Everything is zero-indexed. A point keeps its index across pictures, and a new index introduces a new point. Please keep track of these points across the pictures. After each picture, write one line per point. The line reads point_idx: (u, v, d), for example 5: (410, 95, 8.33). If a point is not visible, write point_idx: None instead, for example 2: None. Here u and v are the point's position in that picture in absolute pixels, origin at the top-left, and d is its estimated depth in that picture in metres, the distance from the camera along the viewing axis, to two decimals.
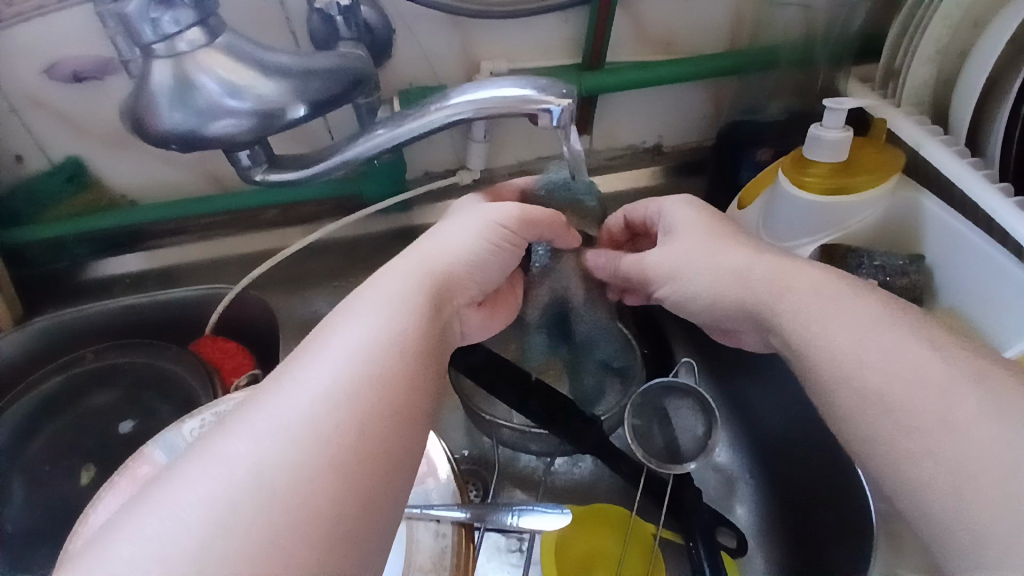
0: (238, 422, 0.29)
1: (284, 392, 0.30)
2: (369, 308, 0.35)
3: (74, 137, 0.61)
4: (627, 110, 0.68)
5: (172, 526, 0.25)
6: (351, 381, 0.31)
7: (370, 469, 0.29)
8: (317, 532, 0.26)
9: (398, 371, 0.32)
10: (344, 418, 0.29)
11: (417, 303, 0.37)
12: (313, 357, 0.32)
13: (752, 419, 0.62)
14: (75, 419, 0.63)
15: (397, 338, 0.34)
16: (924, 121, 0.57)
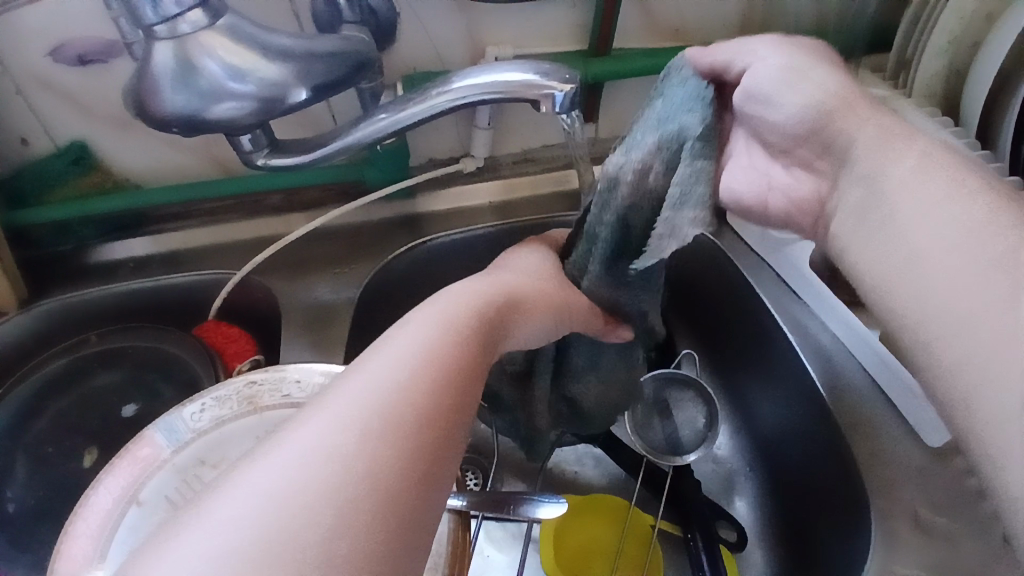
0: (305, 415, 0.30)
1: (347, 388, 0.31)
2: (425, 321, 0.37)
3: (80, 119, 0.61)
4: (634, 98, 0.67)
5: (242, 507, 0.26)
6: (411, 381, 0.32)
7: (426, 461, 0.29)
8: (379, 520, 0.27)
9: (451, 372, 0.33)
10: (405, 412, 0.30)
11: (472, 316, 0.38)
12: (373, 359, 0.33)
13: (752, 412, 0.62)
14: (80, 400, 0.63)
15: (451, 343, 0.35)
16: (935, 113, 0.56)
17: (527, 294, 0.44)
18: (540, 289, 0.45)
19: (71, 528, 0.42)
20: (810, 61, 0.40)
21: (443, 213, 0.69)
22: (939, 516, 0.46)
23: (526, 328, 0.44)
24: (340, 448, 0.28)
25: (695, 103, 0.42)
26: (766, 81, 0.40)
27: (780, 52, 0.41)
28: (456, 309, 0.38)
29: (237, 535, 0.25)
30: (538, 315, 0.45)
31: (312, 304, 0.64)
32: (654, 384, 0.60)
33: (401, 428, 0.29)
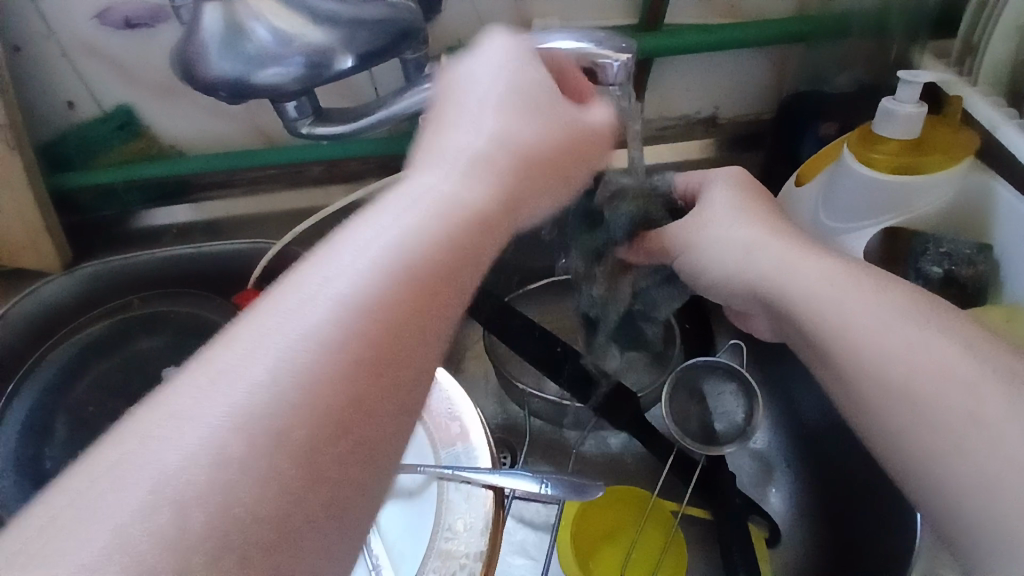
0: (239, 330, 0.26)
1: (289, 304, 0.26)
2: (369, 230, 0.29)
3: (126, 84, 0.61)
4: (683, 77, 0.65)
5: (162, 451, 0.23)
6: (366, 305, 0.26)
7: (336, 453, 0.25)
8: (284, 504, 0.23)
9: (390, 320, 0.27)
10: (353, 347, 0.26)
11: (446, 221, 0.30)
12: (327, 263, 0.27)
13: (794, 404, 0.59)
14: (118, 363, 0.64)
15: (398, 275, 0.27)
16: (1000, 103, 0.53)
17: (513, 165, 0.34)
18: (528, 151, 0.35)
19: None
20: (705, 241, 0.43)
21: None
22: None
23: (519, 205, 0.35)
24: (275, 391, 0.24)
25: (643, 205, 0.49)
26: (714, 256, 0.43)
27: (701, 206, 0.45)
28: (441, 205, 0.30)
29: (118, 513, 0.21)
30: (530, 190, 0.35)
31: None
32: (691, 371, 0.57)
33: (343, 369, 0.25)
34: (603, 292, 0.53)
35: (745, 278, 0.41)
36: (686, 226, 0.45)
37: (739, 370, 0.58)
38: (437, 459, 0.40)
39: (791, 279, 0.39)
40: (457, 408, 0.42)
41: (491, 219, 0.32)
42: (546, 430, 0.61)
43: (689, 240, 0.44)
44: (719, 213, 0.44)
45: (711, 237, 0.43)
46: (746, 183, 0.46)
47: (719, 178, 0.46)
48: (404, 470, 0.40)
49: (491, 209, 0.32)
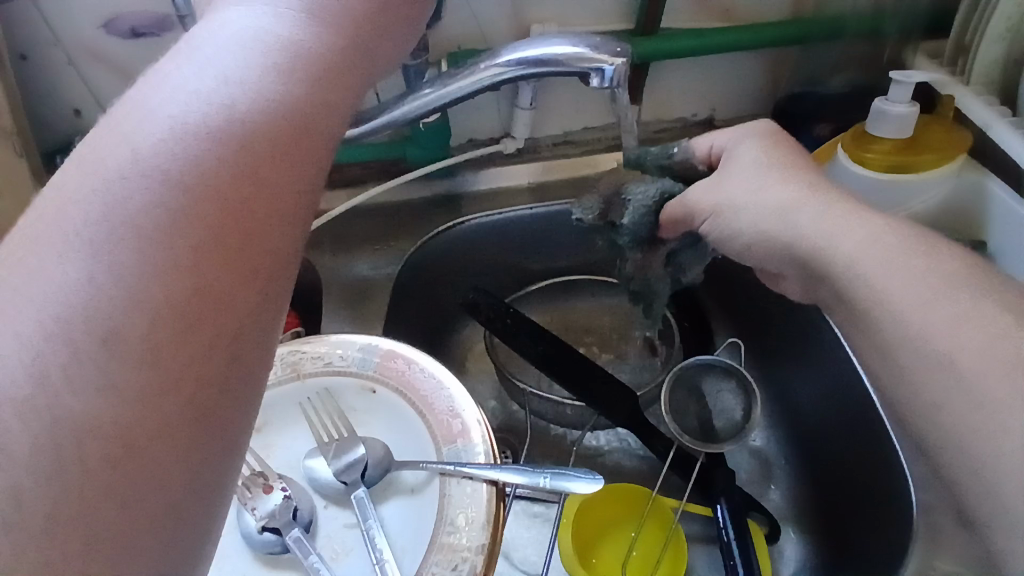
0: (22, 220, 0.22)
1: (78, 184, 0.23)
2: (170, 92, 0.24)
3: (132, 92, 0.63)
4: (679, 80, 0.66)
5: None
6: (173, 175, 0.23)
7: (181, 346, 0.22)
8: (127, 415, 0.20)
9: (219, 184, 0.23)
10: (161, 225, 0.22)
11: (263, 68, 0.26)
12: (118, 130, 0.24)
13: (794, 402, 0.60)
14: None
15: (216, 135, 0.24)
16: (993, 100, 0.53)
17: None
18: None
19: None
20: (739, 203, 0.43)
21: (482, 193, 0.68)
22: None
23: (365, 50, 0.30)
24: (81, 297, 0.21)
25: (666, 187, 0.48)
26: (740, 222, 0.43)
27: (733, 165, 0.45)
28: (250, 49, 0.26)
29: None
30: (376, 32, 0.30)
31: (351, 279, 0.65)
32: (691, 370, 0.58)
33: (150, 248, 0.22)
34: (633, 271, 0.53)
35: (775, 232, 0.41)
36: (717, 186, 0.44)
37: (739, 369, 0.59)
38: (439, 456, 0.41)
39: (829, 240, 0.39)
40: (457, 405, 0.43)
41: (330, 62, 0.28)
42: (546, 429, 0.61)
43: (722, 201, 0.44)
44: (746, 174, 0.44)
45: (746, 199, 0.43)
46: (774, 135, 0.46)
47: (749, 134, 0.46)
48: (407, 465, 0.41)
49: (323, 52, 0.27)
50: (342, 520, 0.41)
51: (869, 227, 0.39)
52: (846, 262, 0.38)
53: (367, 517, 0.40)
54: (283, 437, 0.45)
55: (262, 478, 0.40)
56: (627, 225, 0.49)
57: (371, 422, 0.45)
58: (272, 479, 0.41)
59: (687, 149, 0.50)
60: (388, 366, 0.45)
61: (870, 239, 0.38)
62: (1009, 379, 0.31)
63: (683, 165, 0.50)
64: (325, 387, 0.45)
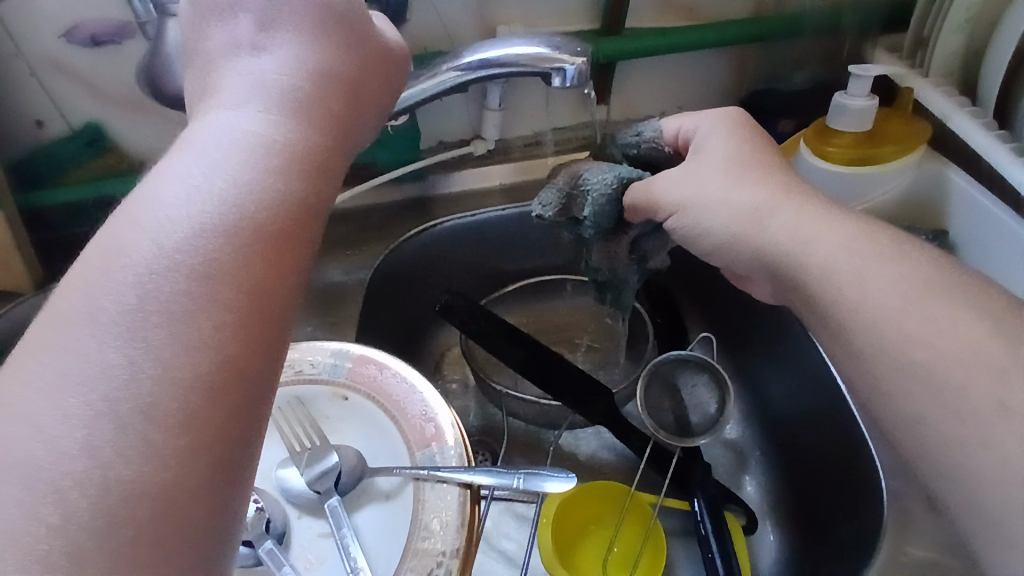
0: (53, 313, 0.24)
1: (103, 279, 0.24)
2: (175, 188, 0.26)
3: (95, 101, 0.62)
4: (646, 79, 0.66)
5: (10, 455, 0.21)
6: (194, 265, 0.24)
7: (205, 425, 0.23)
8: (156, 488, 0.22)
9: (229, 267, 0.25)
10: (186, 314, 0.24)
11: (264, 157, 0.27)
12: (133, 226, 0.25)
13: (765, 394, 0.60)
14: None
15: (223, 224, 0.25)
16: (951, 92, 0.54)
17: (317, 80, 0.30)
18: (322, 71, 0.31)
19: None
20: (703, 196, 0.43)
21: (455, 196, 0.68)
22: None
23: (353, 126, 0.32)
24: (114, 380, 0.22)
25: (624, 173, 0.48)
26: (705, 220, 0.43)
27: (701, 158, 0.45)
28: (251, 145, 0.27)
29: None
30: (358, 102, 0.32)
31: (324, 286, 0.63)
32: (665, 366, 0.58)
33: (179, 340, 0.23)
34: (603, 262, 0.51)
35: (741, 228, 0.42)
36: (684, 181, 0.45)
37: (713, 363, 0.59)
38: (413, 461, 0.41)
39: (800, 240, 0.39)
40: (431, 409, 0.42)
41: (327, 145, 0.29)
42: (524, 430, 0.61)
43: (688, 196, 0.44)
44: (710, 175, 0.44)
45: (714, 196, 0.43)
46: (742, 128, 0.47)
47: (715, 125, 0.47)
48: (381, 471, 0.41)
49: (318, 134, 0.29)
50: (317, 529, 0.40)
51: (841, 223, 0.40)
52: (808, 260, 0.39)
53: (341, 525, 0.39)
54: None
55: None
56: (588, 217, 0.48)
57: (344, 430, 0.44)
58: None
59: (654, 132, 0.51)
60: (359, 372, 0.45)
61: (841, 240, 0.38)
62: (968, 365, 0.32)
63: (650, 147, 0.51)
64: (295, 395, 0.45)
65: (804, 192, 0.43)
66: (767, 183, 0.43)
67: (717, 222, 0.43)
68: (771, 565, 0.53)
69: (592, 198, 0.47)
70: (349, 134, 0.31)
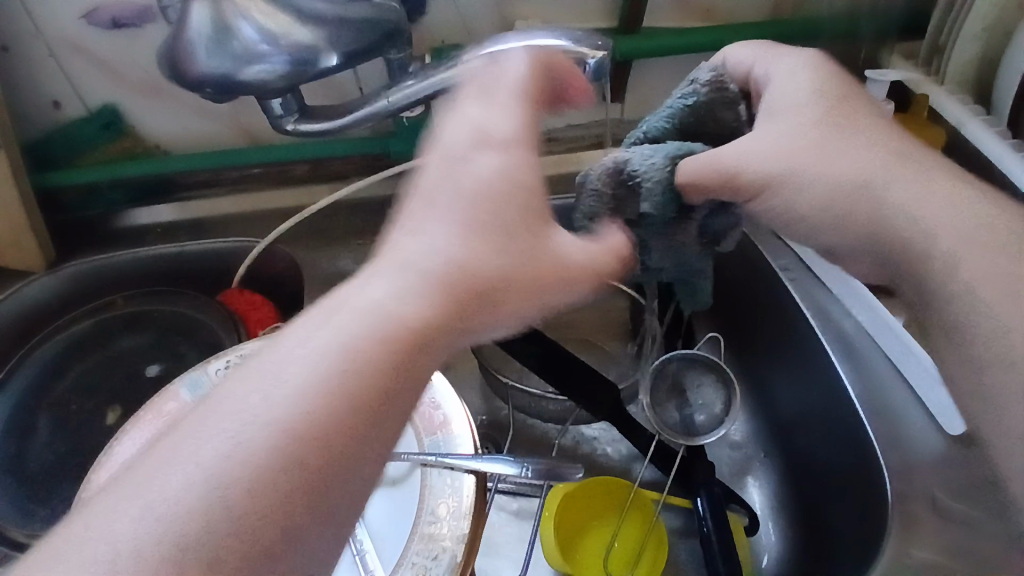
0: (229, 386, 0.28)
1: (282, 362, 0.28)
2: (352, 298, 0.30)
3: (114, 84, 0.62)
4: (660, 79, 0.67)
5: (177, 475, 0.26)
6: (349, 367, 0.28)
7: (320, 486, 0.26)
8: (265, 525, 0.25)
9: (371, 380, 0.28)
10: (330, 407, 0.27)
11: (425, 275, 0.30)
12: (316, 323, 0.29)
13: (772, 396, 0.60)
14: (102, 360, 0.65)
15: (378, 339, 0.29)
16: (966, 100, 0.55)
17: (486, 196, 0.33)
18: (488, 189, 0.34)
19: (95, 477, 0.43)
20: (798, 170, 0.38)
21: None
22: (961, 502, 0.44)
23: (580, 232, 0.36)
24: (263, 440, 0.26)
25: (673, 151, 0.43)
26: (800, 193, 0.38)
27: (773, 118, 0.40)
28: (417, 266, 0.30)
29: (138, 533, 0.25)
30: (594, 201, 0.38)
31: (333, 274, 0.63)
32: (672, 365, 0.59)
33: (294, 444, 0.26)
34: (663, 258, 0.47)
35: (845, 206, 0.38)
36: (773, 142, 0.39)
37: (720, 363, 0.59)
38: (421, 447, 0.41)
39: (920, 227, 0.36)
40: (440, 396, 0.42)
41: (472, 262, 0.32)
42: (529, 424, 0.61)
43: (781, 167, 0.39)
44: (811, 140, 0.39)
45: (813, 169, 0.38)
46: (820, 74, 0.41)
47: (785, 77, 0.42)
48: (391, 458, 0.40)
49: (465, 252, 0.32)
50: None
51: (927, 203, 0.37)
52: None
53: None
54: None
55: None
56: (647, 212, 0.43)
57: None
58: None
59: (709, 73, 0.44)
60: None
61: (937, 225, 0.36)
62: None
63: (709, 100, 0.44)
64: None
65: (915, 162, 0.38)
66: (866, 152, 0.38)
67: (814, 196, 0.38)
68: (771, 567, 0.54)
69: (652, 192, 0.42)
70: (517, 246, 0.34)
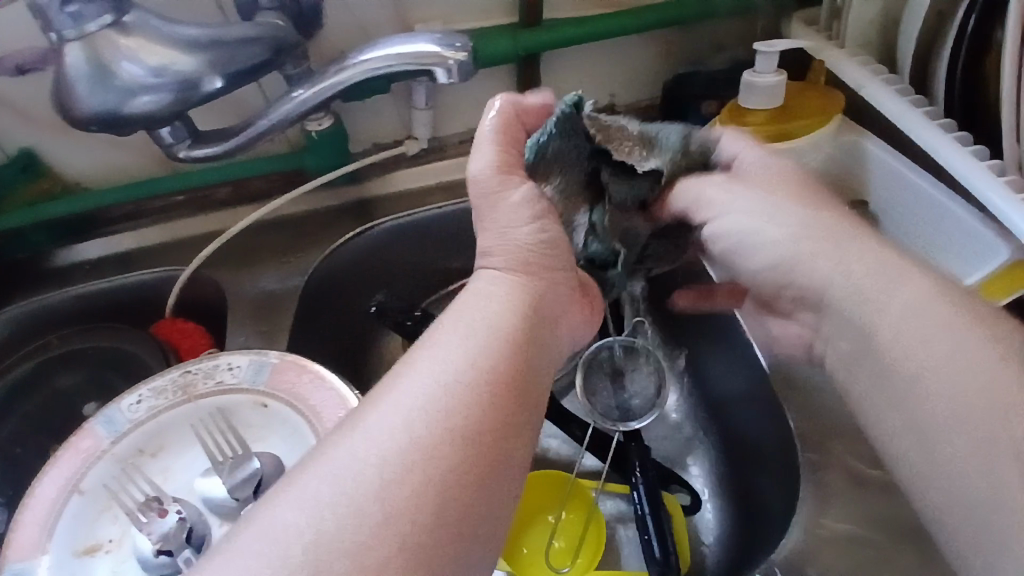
0: (362, 416, 0.33)
1: (406, 389, 0.33)
2: (455, 335, 0.36)
3: (27, 127, 0.62)
4: (573, 68, 0.67)
5: (322, 485, 0.30)
6: (464, 385, 0.34)
7: (468, 491, 0.31)
8: (422, 525, 0.29)
9: (484, 393, 0.34)
10: (458, 421, 0.32)
11: (506, 320, 0.37)
12: (423, 355, 0.35)
13: (709, 379, 0.60)
14: (41, 403, 0.63)
15: (483, 360, 0.35)
16: (868, 61, 0.54)
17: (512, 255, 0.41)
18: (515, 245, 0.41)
19: (17, 518, 0.40)
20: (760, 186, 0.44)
21: (391, 196, 0.68)
22: (873, 469, 0.47)
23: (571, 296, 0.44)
24: (404, 452, 0.31)
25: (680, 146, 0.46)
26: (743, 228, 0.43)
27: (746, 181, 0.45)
28: (491, 309, 0.38)
29: (303, 536, 0.28)
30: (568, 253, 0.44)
31: (257, 294, 0.62)
32: (605, 352, 0.59)
33: (434, 453, 0.31)
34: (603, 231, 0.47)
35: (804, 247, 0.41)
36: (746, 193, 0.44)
37: (649, 347, 0.60)
38: None
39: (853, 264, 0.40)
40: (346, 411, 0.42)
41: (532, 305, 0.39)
42: None
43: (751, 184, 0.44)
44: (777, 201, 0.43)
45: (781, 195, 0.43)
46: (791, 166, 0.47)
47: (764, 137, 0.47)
48: None
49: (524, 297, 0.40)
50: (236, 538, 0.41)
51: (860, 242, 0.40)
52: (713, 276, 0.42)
53: None
54: (181, 459, 0.45)
55: (157, 501, 0.41)
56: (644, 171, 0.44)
57: (267, 437, 0.44)
58: (166, 503, 0.41)
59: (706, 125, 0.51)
60: (280, 379, 0.45)
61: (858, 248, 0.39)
62: None
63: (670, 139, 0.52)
64: (217, 406, 0.45)
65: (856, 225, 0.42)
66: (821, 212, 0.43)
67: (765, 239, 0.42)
68: (713, 549, 0.52)
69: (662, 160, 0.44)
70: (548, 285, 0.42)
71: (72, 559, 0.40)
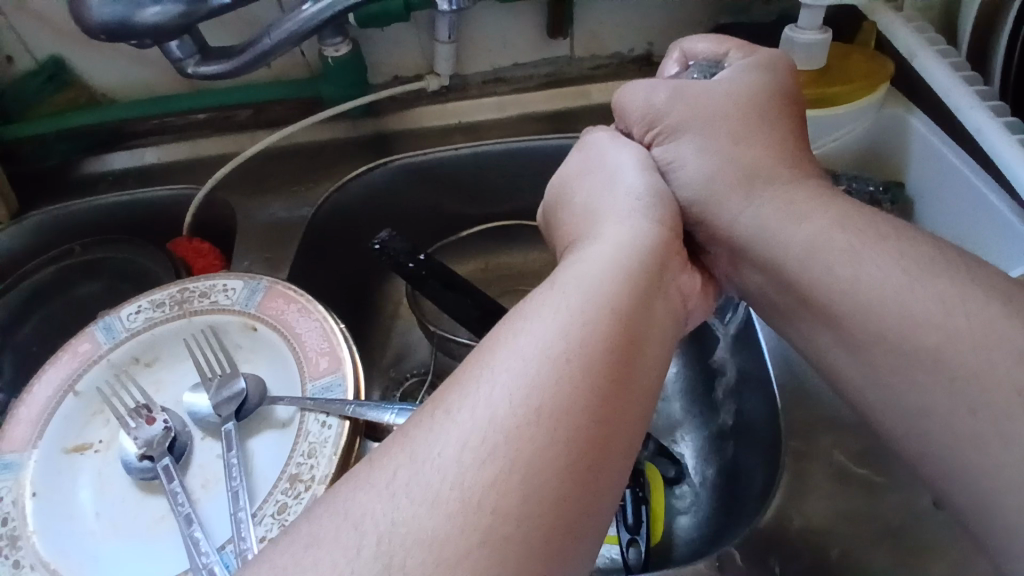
0: (448, 392, 0.29)
1: (497, 364, 0.29)
2: (553, 304, 0.31)
3: (55, 35, 0.62)
4: (607, 12, 0.63)
5: (399, 470, 0.26)
6: (562, 359, 0.29)
7: (568, 483, 0.26)
8: (516, 521, 0.25)
9: (590, 370, 0.29)
10: (556, 401, 0.28)
11: (611, 290, 0.32)
12: (517, 328, 0.31)
13: (712, 352, 0.57)
14: (62, 306, 0.65)
15: (585, 332, 0.30)
16: (924, 27, 0.50)
17: (625, 223, 0.38)
18: (622, 210, 0.39)
19: (14, 414, 0.42)
20: (706, 119, 0.41)
21: (412, 131, 0.66)
22: (863, 466, 0.44)
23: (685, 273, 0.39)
24: (495, 435, 0.27)
25: None
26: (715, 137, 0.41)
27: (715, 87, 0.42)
28: (591, 278, 0.33)
29: (378, 524, 0.25)
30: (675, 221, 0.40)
31: (268, 221, 0.61)
32: None
33: (527, 437, 0.27)
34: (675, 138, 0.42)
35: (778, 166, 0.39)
36: (716, 94, 0.42)
37: None
38: (305, 392, 0.41)
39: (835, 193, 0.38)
40: (329, 345, 0.43)
41: (643, 278, 0.34)
42: None
43: (689, 116, 0.41)
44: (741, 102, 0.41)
45: (725, 132, 0.40)
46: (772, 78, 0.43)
47: (751, 65, 0.43)
48: (277, 401, 0.42)
49: (634, 268, 0.34)
50: (215, 452, 0.42)
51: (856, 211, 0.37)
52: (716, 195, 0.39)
53: (231, 448, 0.41)
54: (173, 374, 0.46)
55: (145, 409, 0.42)
56: None
57: (255, 360, 0.45)
58: (154, 411, 0.43)
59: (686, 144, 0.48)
60: (270, 306, 0.45)
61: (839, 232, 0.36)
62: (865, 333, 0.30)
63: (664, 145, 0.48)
64: (209, 325, 0.46)
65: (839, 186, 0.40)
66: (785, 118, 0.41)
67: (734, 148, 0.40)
68: (687, 524, 0.51)
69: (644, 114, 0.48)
70: (662, 254, 0.36)
71: (62, 457, 0.42)
